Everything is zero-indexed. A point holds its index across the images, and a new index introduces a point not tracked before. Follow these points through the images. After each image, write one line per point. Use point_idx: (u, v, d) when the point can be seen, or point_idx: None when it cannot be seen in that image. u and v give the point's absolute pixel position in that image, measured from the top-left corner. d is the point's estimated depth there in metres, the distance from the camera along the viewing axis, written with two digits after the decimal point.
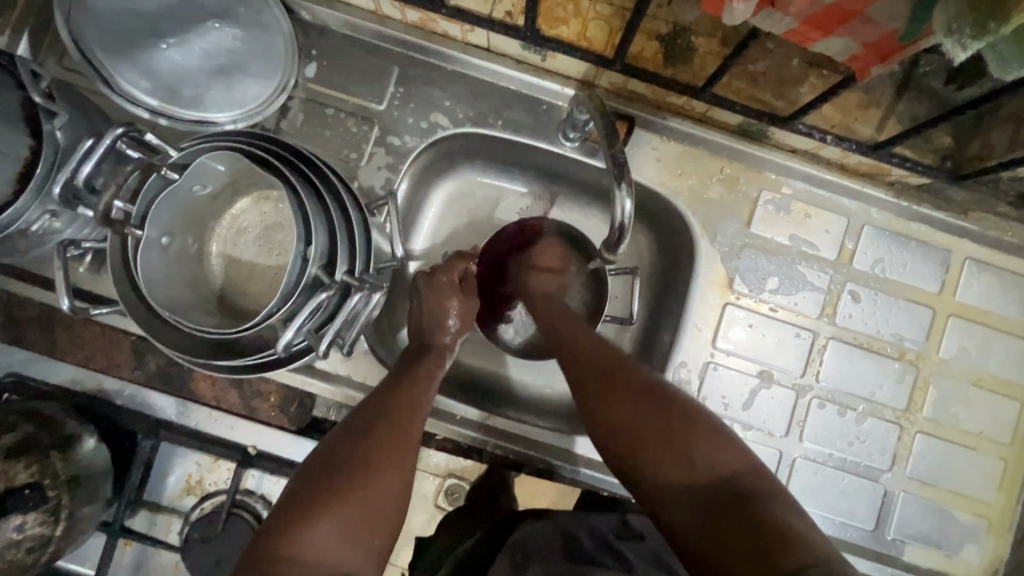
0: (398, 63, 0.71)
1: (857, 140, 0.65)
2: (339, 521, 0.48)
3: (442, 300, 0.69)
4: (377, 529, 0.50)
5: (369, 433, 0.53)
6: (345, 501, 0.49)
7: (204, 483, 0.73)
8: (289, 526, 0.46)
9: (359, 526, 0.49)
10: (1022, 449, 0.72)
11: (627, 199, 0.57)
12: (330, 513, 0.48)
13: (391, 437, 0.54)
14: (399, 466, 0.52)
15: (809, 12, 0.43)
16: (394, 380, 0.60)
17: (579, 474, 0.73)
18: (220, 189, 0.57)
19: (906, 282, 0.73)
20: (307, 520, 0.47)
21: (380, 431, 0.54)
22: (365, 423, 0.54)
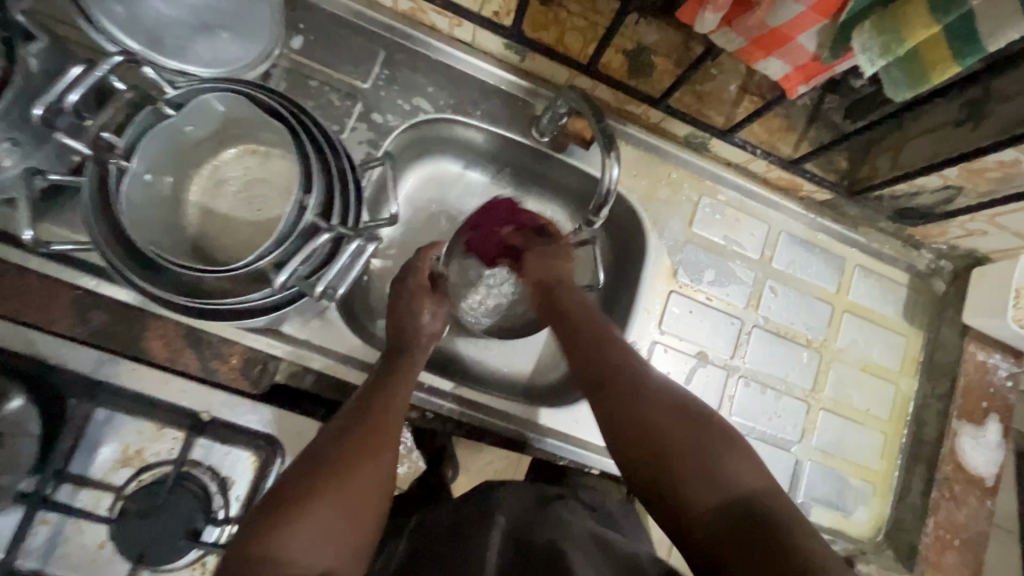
0: (384, 47, 0.75)
1: (779, 155, 0.78)
2: (321, 525, 0.47)
3: (415, 303, 0.70)
4: (361, 535, 0.50)
5: (353, 433, 0.54)
6: (330, 501, 0.49)
7: (144, 454, 0.66)
8: (274, 528, 0.46)
9: (338, 534, 0.48)
10: (897, 424, 0.87)
11: (614, 168, 0.63)
12: (311, 515, 0.47)
13: (368, 440, 0.54)
14: (376, 468, 0.53)
15: (754, 34, 0.54)
16: (371, 388, 0.60)
17: (540, 442, 0.76)
18: (209, 135, 0.57)
19: (812, 282, 0.87)
20: (291, 524, 0.46)
21: (358, 437, 0.54)
22: (342, 429, 0.55)
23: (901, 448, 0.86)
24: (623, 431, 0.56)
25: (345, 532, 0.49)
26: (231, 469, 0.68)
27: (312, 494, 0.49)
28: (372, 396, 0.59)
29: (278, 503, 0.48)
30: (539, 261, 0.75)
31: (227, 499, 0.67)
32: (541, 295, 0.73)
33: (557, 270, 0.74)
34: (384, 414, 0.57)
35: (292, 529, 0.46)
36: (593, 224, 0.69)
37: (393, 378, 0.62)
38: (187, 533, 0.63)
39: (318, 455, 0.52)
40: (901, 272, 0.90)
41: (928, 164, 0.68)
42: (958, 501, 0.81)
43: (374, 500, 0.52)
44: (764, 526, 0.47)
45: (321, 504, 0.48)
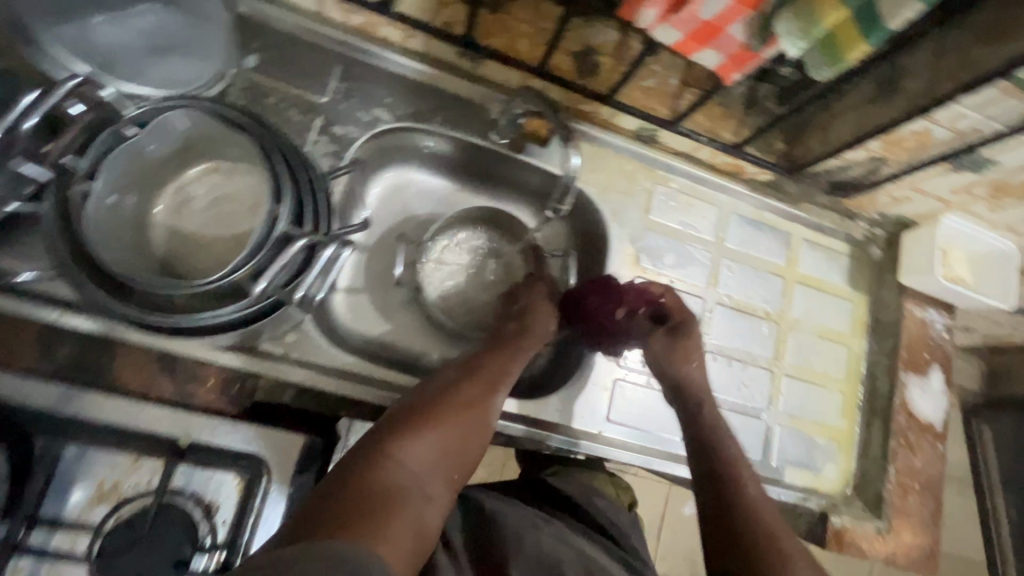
0: (340, 62, 0.77)
1: (723, 142, 0.84)
2: (435, 439, 0.60)
3: (532, 298, 0.79)
4: (465, 456, 0.61)
5: (465, 379, 0.67)
6: (445, 420, 0.62)
7: (121, 488, 0.64)
8: (402, 432, 0.59)
9: (454, 454, 0.61)
10: (854, 382, 0.93)
11: None
12: (436, 429, 0.61)
13: (477, 385, 0.67)
14: (481, 407, 0.65)
15: (690, 27, 0.58)
16: (491, 349, 0.73)
17: (518, 430, 0.76)
18: (171, 153, 0.57)
19: (764, 257, 0.93)
20: (413, 432, 0.59)
21: (466, 381, 0.67)
22: (455, 375, 0.68)
23: (859, 405, 0.92)
24: (715, 521, 0.67)
25: (452, 450, 0.61)
26: (215, 493, 0.66)
27: (430, 414, 0.62)
28: (493, 358, 0.71)
29: (405, 411, 0.62)
30: (661, 349, 0.78)
31: (215, 524, 0.65)
32: (666, 379, 0.77)
33: (675, 359, 0.77)
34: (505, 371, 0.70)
35: (424, 438, 0.60)
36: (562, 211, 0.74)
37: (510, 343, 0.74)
38: (174, 563, 0.61)
39: (437, 391, 0.65)
40: (842, 243, 0.97)
41: (854, 137, 0.74)
42: (913, 447, 0.88)
43: (482, 438, 0.64)
44: None
45: (435, 423, 0.61)
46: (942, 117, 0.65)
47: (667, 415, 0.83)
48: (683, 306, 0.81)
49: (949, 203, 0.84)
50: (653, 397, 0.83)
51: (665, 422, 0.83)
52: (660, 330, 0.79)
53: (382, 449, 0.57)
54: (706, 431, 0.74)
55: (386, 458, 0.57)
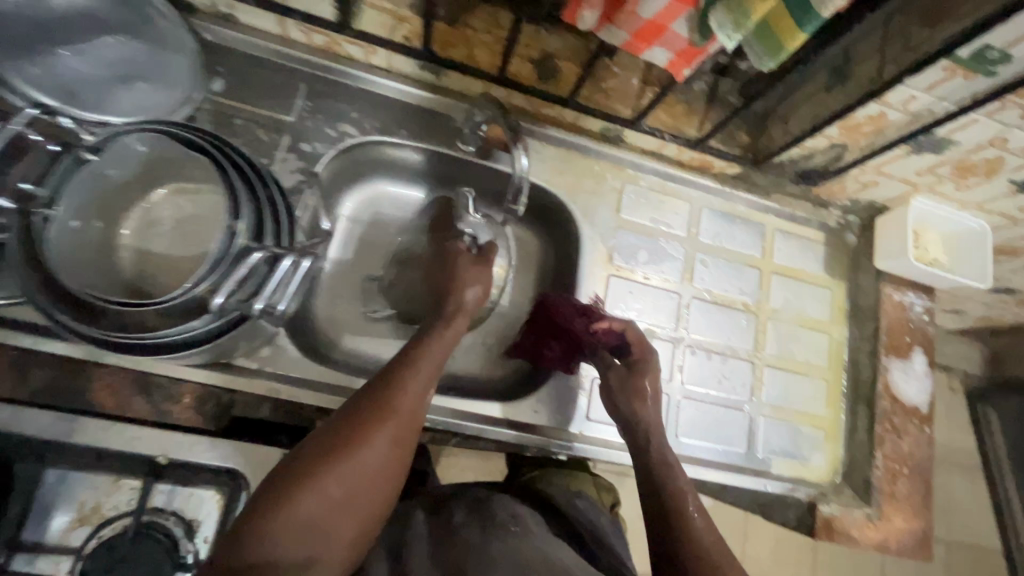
0: (305, 80, 0.79)
1: (686, 137, 0.85)
2: (317, 508, 0.47)
3: (459, 268, 0.72)
4: (360, 517, 0.49)
5: (356, 418, 0.52)
6: (329, 481, 0.48)
7: (102, 508, 0.64)
8: (272, 505, 0.46)
9: (343, 516, 0.48)
10: (837, 370, 0.93)
11: (523, 158, 0.69)
12: (314, 495, 0.47)
13: (369, 425, 0.51)
14: (379, 451, 0.51)
15: (633, 26, 0.59)
16: (402, 361, 0.58)
17: (507, 435, 0.77)
18: (135, 177, 0.58)
19: (738, 249, 0.93)
20: (284, 506, 0.46)
21: (358, 421, 0.52)
22: (348, 414, 0.52)
23: (843, 392, 0.92)
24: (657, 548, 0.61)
25: (340, 516, 0.48)
26: (195, 511, 0.66)
27: (308, 474, 0.48)
28: (398, 377, 0.56)
29: (282, 473, 0.48)
30: (616, 383, 0.74)
31: (195, 541, 0.65)
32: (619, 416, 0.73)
33: (630, 393, 0.73)
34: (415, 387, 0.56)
35: (305, 500, 0.47)
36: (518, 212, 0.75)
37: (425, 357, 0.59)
38: None
39: (322, 436, 0.51)
40: (817, 231, 0.97)
41: (816, 122, 0.75)
42: (900, 431, 0.88)
43: (384, 491, 0.51)
44: None
45: (314, 487, 0.47)
46: (894, 100, 0.66)
47: None
48: (641, 340, 0.76)
49: (915, 185, 0.84)
50: None
51: None
52: (618, 367, 0.76)
53: (247, 530, 0.45)
54: (647, 452, 0.68)
55: (257, 538, 0.45)
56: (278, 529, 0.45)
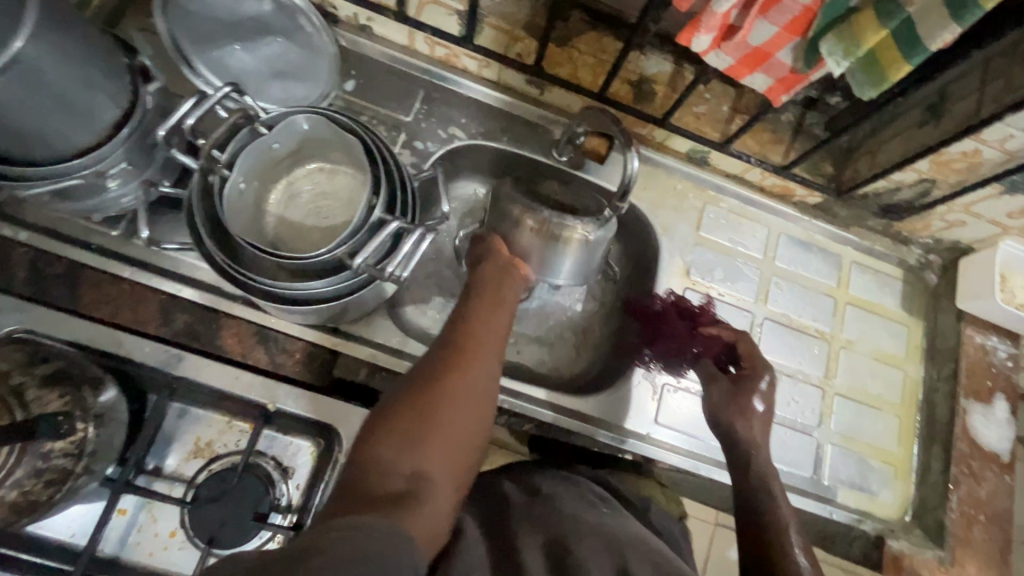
0: (424, 88, 0.88)
1: (771, 163, 0.88)
2: (413, 429, 0.52)
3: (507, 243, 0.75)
4: (457, 434, 0.54)
5: (433, 360, 0.59)
6: (421, 405, 0.54)
7: (214, 445, 0.72)
8: (375, 434, 0.52)
9: (442, 433, 0.53)
10: (911, 408, 0.91)
11: (633, 158, 0.69)
12: (411, 417, 0.53)
13: (447, 360, 0.58)
14: (460, 375, 0.57)
15: (740, 52, 0.65)
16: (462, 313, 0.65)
17: (561, 422, 0.82)
18: (288, 154, 0.68)
19: (814, 277, 0.95)
20: (385, 431, 0.52)
21: (434, 360, 0.59)
22: (423, 360, 0.59)
23: (917, 430, 0.90)
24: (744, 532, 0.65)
25: (438, 434, 0.53)
26: (292, 459, 0.73)
27: (399, 407, 0.54)
28: (459, 327, 0.63)
29: (379, 414, 0.54)
30: (723, 394, 0.78)
31: (289, 486, 0.72)
32: (721, 429, 0.76)
33: (733, 408, 0.76)
34: (475, 349, 0.61)
35: (398, 445, 0.51)
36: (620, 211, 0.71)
37: (485, 321, 0.64)
38: (255, 514, 0.68)
39: (409, 378, 0.57)
40: (895, 268, 0.97)
41: (908, 155, 0.77)
42: (976, 477, 0.85)
43: (473, 409, 0.56)
44: None
45: (409, 411, 0.53)
46: (990, 137, 0.68)
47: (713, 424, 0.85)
48: (755, 359, 0.79)
49: (1006, 228, 0.84)
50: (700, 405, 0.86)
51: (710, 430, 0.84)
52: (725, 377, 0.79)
53: (358, 461, 0.50)
54: (739, 455, 0.73)
55: (357, 482, 0.49)
56: (377, 472, 0.49)
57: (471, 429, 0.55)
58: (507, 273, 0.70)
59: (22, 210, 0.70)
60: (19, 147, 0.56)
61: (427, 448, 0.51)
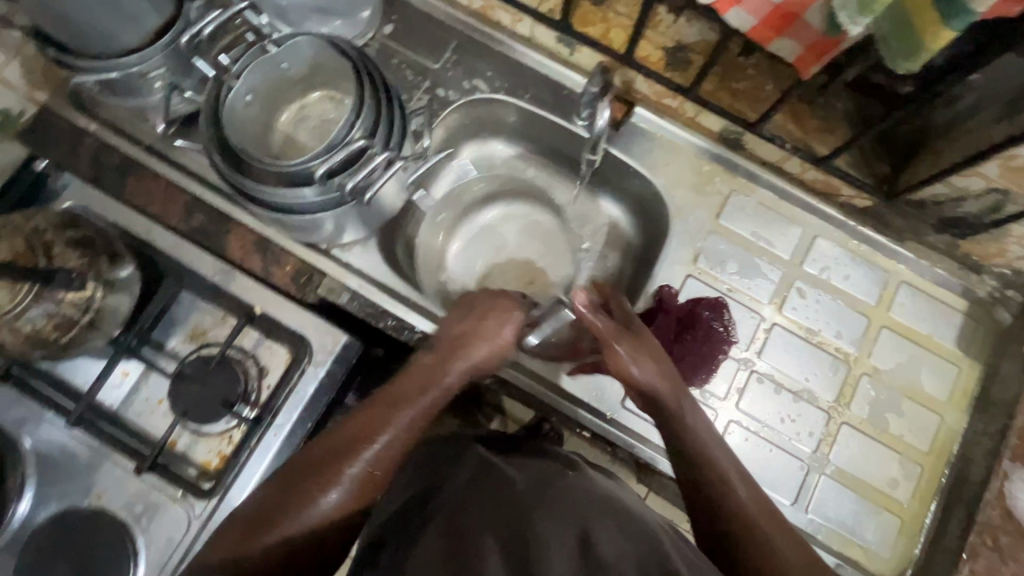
0: (457, 38, 0.90)
1: (812, 153, 0.78)
2: (278, 539, 0.56)
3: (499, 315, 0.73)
4: (329, 530, 0.58)
5: (325, 454, 0.60)
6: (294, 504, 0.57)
7: (207, 334, 0.81)
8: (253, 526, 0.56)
9: (312, 532, 0.57)
10: (938, 460, 0.79)
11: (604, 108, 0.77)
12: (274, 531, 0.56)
13: (335, 456, 0.59)
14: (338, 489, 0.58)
15: (763, 10, 0.58)
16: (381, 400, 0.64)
17: (526, 383, 0.82)
18: (301, 78, 0.73)
19: (848, 291, 0.83)
20: (258, 530, 0.56)
21: (327, 452, 0.60)
22: (320, 448, 0.60)
23: (939, 485, 0.78)
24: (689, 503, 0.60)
25: (301, 532, 0.56)
26: (268, 361, 0.80)
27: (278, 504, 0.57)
28: (369, 415, 0.62)
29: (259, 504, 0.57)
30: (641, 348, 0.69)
31: (260, 384, 0.79)
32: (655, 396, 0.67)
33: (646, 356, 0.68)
34: (367, 448, 0.60)
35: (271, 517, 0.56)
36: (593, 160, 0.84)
37: (396, 398, 0.64)
38: (222, 402, 0.75)
39: (297, 465, 0.59)
40: (956, 297, 0.83)
41: (974, 152, 0.65)
42: (1005, 554, 0.69)
43: (353, 507, 0.59)
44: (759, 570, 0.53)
45: (279, 514, 0.56)
46: None
47: None
48: (708, 332, 0.79)
49: None
50: None
51: None
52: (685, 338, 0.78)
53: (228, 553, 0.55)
54: (665, 422, 0.66)
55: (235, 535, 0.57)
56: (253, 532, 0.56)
57: (350, 520, 0.59)
58: (464, 340, 0.70)
59: (96, 106, 0.83)
60: (81, 41, 0.66)
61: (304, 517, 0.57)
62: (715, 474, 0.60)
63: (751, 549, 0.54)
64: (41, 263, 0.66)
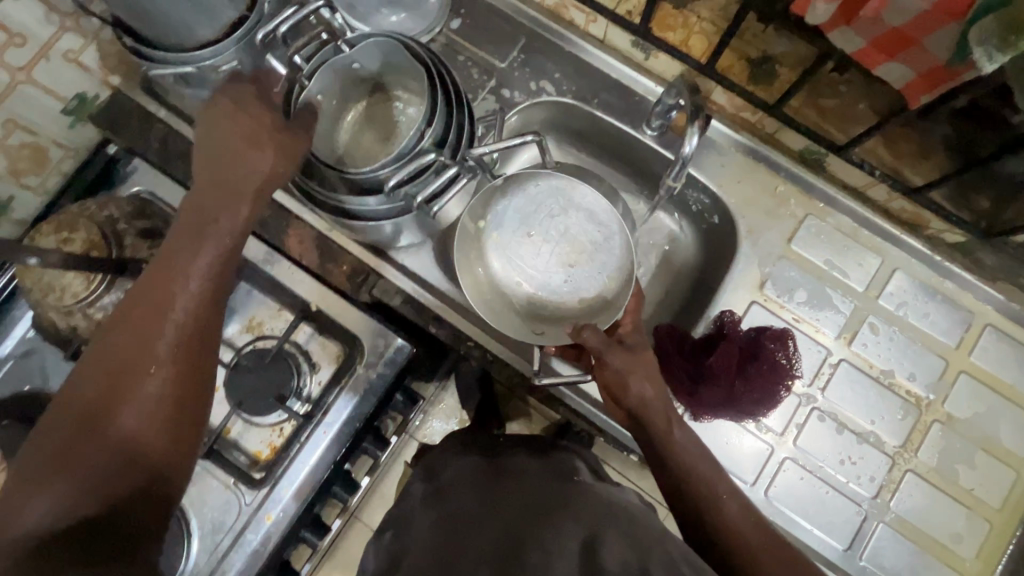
0: (526, 35, 0.86)
1: (904, 183, 0.73)
2: (142, 400, 0.49)
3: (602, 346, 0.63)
4: (157, 373, 0.50)
5: (94, 366, 0.49)
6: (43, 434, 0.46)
7: (264, 326, 0.82)
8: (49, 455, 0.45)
9: (137, 372, 0.49)
10: (1010, 517, 0.74)
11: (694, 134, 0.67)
12: (132, 396, 0.49)
13: (100, 374, 0.49)
14: (131, 393, 0.48)
15: (874, 33, 0.53)
16: (140, 289, 0.51)
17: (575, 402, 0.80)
18: (369, 75, 0.72)
19: (926, 330, 0.78)
20: (90, 428, 0.47)
21: (86, 372, 0.49)
22: (84, 367, 0.49)
23: (1008, 544, 0.74)
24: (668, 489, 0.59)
25: (120, 382, 0.48)
26: (320, 357, 0.81)
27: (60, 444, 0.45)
28: (145, 289, 0.51)
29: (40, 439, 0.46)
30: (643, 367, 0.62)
31: (313, 380, 0.80)
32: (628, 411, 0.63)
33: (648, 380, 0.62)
34: (160, 306, 0.51)
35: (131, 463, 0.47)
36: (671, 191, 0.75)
37: (166, 275, 0.52)
38: (276, 396, 0.76)
39: (67, 392, 0.48)
40: None
41: None
42: None
43: (161, 353, 0.50)
44: (744, 552, 0.54)
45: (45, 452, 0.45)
46: None
47: (742, 457, 0.75)
48: (778, 368, 0.75)
49: None
50: (734, 432, 0.76)
51: (736, 462, 0.75)
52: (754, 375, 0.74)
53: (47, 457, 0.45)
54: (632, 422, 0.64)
55: (116, 481, 0.46)
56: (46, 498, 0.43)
57: (182, 342, 0.52)
58: (233, 196, 0.55)
59: (166, 93, 0.83)
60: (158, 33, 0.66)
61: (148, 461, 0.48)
62: (679, 462, 0.59)
63: (737, 525, 0.55)
64: (113, 253, 0.67)
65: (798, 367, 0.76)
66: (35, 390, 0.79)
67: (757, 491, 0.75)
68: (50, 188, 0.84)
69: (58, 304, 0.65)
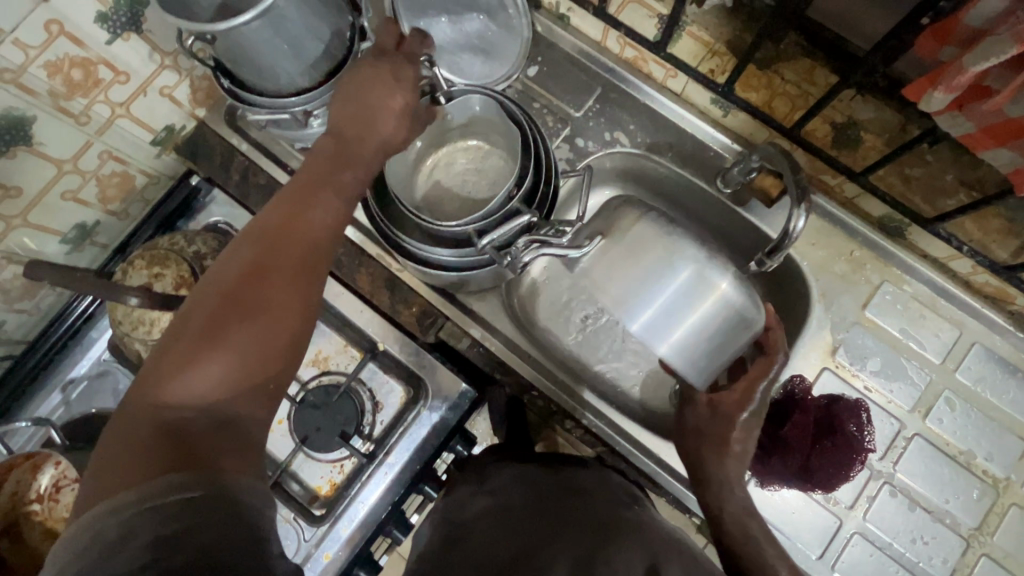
0: (601, 85, 0.86)
1: (991, 258, 0.71)
2: (247, 335, 0.45)
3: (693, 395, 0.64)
4: (270, 314, 0.46)
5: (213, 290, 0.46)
6: (165, 352, 0.43)
7: (329, 361, 0.83)
8: (163, 376, 0.42)
9: (252, 300, 0.46)
10: None
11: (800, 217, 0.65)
12: (237, 329, 0.45)
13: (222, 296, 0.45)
14: (246, 320, 0.45)
15: (987, 120, 0.52)
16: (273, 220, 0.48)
17: (638, 459, 0.79)
18: (458, 125, 0.73)
19: (1006, 409, 0.76)
20: (194, 358, 0.43)
21: (208, 292, 0.46)
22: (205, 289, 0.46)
23: None
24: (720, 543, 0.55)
25: (236, 309, 0.45)
26: (384, 396, 0.81)
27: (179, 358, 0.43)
28: (273, 223, 0.48)
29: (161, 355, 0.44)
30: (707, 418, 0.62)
31: (376, 419, 0.80)
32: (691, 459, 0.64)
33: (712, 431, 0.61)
34: (292, 237, 0.48)
35: (211, 403, 0.42)
36: (764, 268, 0.70)
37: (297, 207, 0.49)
38: (340, 433, 0.77)
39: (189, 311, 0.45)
40: None
41: None
42: None
43: (281, 291, 0.47)
44: None
45: (164, 371, 0.42)
46: None
47: (809, 527, 0.74)
48: (850, 441, 0.74)
49: None
50: (801, 501, 0.75)
51: (802, 532, 0.74)
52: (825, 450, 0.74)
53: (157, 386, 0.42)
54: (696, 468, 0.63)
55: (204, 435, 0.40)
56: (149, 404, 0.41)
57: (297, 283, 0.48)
58: (370, 145, 0.53)
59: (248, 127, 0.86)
60: (255, 81, 0.68)
61: (232, 388, 0.43)
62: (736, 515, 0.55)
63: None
64: None
65: (871, 441, 0.76)
66: (103, 412, 0.81)
67: (824, 563, 0.74)
68: (133, 214, 0.87)
69: (147, 338, 0.68)
